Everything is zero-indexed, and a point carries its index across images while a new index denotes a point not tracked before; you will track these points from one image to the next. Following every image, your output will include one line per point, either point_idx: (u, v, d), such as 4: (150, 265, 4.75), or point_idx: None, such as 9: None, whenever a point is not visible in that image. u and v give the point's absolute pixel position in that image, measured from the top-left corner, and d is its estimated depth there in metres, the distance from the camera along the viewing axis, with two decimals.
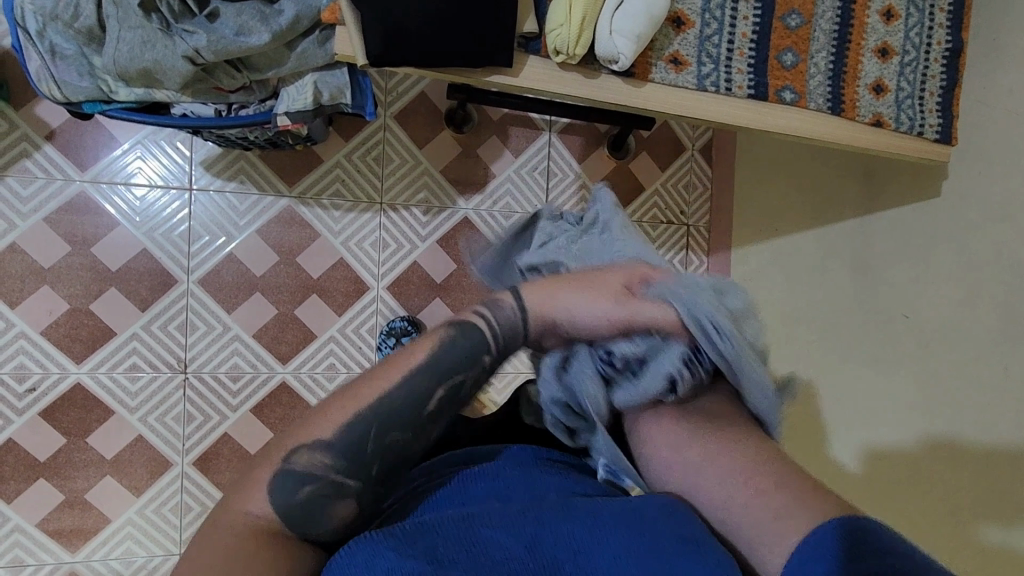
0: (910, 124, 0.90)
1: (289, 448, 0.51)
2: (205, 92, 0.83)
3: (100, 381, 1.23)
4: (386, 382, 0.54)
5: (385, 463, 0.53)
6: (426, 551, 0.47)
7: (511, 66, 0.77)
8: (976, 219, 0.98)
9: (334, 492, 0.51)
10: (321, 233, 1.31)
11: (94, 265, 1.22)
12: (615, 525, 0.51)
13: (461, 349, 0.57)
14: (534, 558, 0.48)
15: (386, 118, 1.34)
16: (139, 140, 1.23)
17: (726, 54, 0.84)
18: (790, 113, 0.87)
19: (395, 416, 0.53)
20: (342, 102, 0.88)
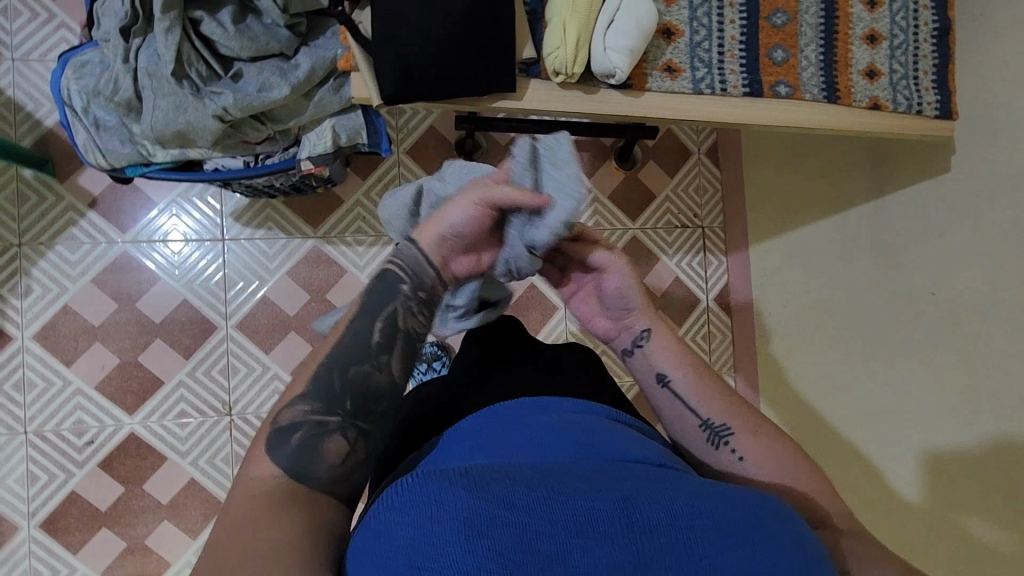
0: (908, 103, 0.91)
1: (277, 411, 0.59)
2: (233, 146, 0.89)
3: (152, 430, 1.28)
4: (340, 330, 0.62)
5: (356, 395, 0.60)
6: (497, 496, 0.47)
7: (515, 91, 0.81)
8: (989, 189, 0.98)
9: (318, 432, 0.57)
10: (347, 269, 1.37)
11: (139, 319, 1.29)
12: (696, 495, 0.50)
13: (379, 293, 0.63)
14: (627, 512, 0.47)
15: (400, 154, 1.41)
16: (172, 199, 1.31)
17: (718, 58, 0.87)
18: (786, 106, 0.89)
19: (351, 352, 0.61)
20: (359, 142, 0.94)
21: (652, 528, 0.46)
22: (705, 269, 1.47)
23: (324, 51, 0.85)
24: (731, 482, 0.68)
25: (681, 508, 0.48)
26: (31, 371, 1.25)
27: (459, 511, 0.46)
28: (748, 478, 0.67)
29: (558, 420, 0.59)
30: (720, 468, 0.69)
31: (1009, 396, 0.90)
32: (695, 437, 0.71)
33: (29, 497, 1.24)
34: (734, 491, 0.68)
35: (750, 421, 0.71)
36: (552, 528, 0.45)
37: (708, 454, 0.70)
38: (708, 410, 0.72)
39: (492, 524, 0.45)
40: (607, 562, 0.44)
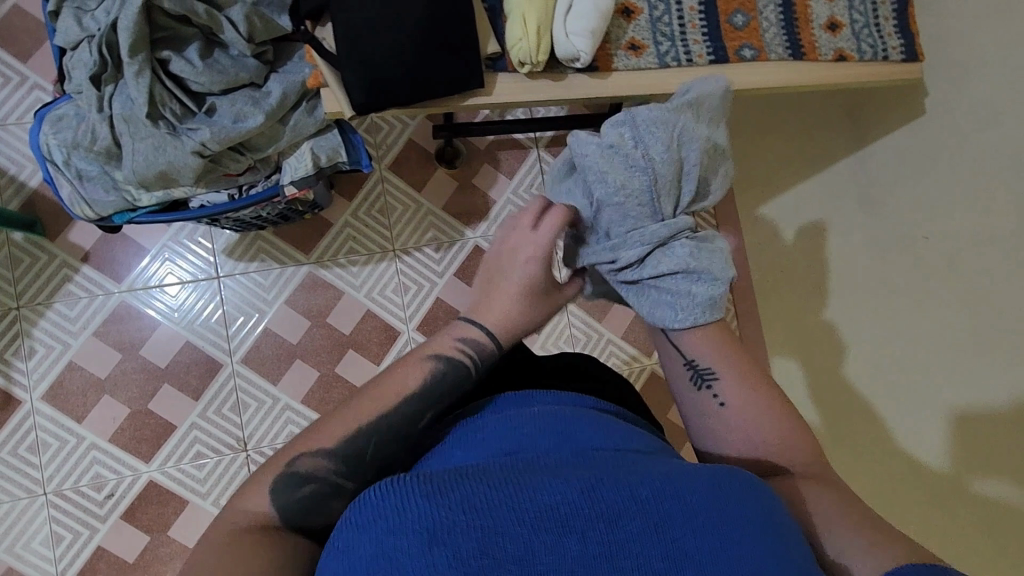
0: (873, 51, 0.91)
1: (299, 451, 0.64)
2: (216, 180, 0.90)
3: (171, 475, 1.28)
4: (384, 402, 0.67)
5: (380, 468, 0.65)
6: (457, 500, 0.50)
7: (483, 86, 0.82)
8: (968, 125, 0.98)
9: (331, 493, 0.62)
10: (344, 290, 1.39)
11: (145, 366, 1.29)
12: (651, 480, 0.53)
13: (445, 381, 0.71)
14: (590, 502, 0.50)
15: (382, 170, 1.42)
16: (163, 244, 1.32)
17: (679, 30, 0.88)
18: (754, 68, 0.89)
19: (393, 429, 0.66)
20: (340, 160, 0.94)
21: (614, 515, 0.50)
22: None
23: (294, 75, 0.86)
24: (707, 416, 0.73)
25: (642, 492, 0.51)
26: (44, 431, 1.25)
27: (420, 521, 0.49)
28: (723, 419, 0.71)
29: (532, 414, 0.63)
30: (697, 405, 0.73)
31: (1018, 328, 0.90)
32: (680, 374, 0.75)
33: (56, 558, 1.24)
34: (704, 424, 0.73)
35: (738, 370, 0.73)
36: (515, 526, 0.49)
37: (687, 391, 0.74)
38: (699, 351, 0.74)
39: (454, 530, 0.49)
40: (571, 553, 0.48)
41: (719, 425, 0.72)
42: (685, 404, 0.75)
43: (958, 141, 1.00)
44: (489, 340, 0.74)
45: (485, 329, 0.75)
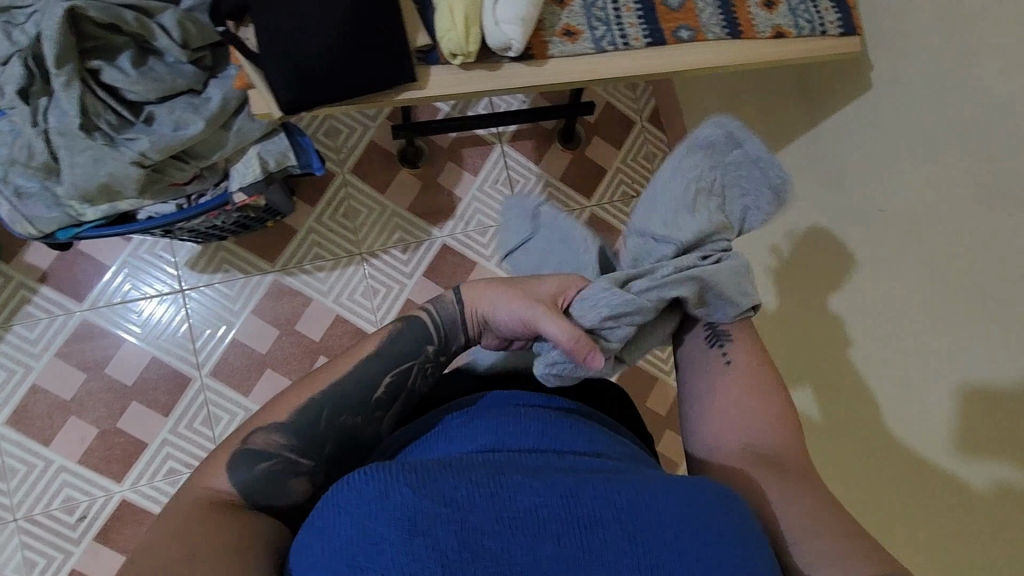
0: (811, 26, 0.91)
1: (254, 429, 0.64)
2: (163, 190, 0.88)
3: (144, 494, 1.26)
4: (345, 368, 0.68)
5: (337, 443, 0.66)
6: (440, 493, 0.50)
7: (416, 79, 0.80)
8: (912, 96, 0.99)
9: (289, 467, 0.63)
10: (312, 297, 1.38)
11: (111, 384, 1.27)
12: (631, 487, 0.54)
13: (402, 343, 0.71)
14: (569, 506, 0.51)
15: (344, 174, 1.41)
16: (123, 259, 1.30)
17: (614, 13, 0.87)
18: (692, 48, 0.89)
19: (349, 402, 0.67)
20: (289, 164, 0.93)
21: (590, 523, 0.51)
22: None
23: (232, 80, 0.85)
24: (709, 368, 0.77)
25: (622, 506, 0.52)
26: (10, 456, 1.23)
27: (402, 510, 0.49)
28: (723, 375, 0.76)
29: (521, 414, 0.64)
30: (704, 358, 0.78)
31: None
32: (698, 330, 0.80)
33: None
34: (699, 374, 0.78)
35: (750, 342, 0.78)
36: (494, 525, 0.50)
37: (698, 347, 0.79)
38: (721, 318, 0.79)
39: (436, 522, 0.49)
40: (545, 555, 0.49)
41: (719, 385, 0.76)
42: (689, 356, 0.80)
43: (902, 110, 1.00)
44: (460, 309, 0.74)
45: (457, 293, 0.75)
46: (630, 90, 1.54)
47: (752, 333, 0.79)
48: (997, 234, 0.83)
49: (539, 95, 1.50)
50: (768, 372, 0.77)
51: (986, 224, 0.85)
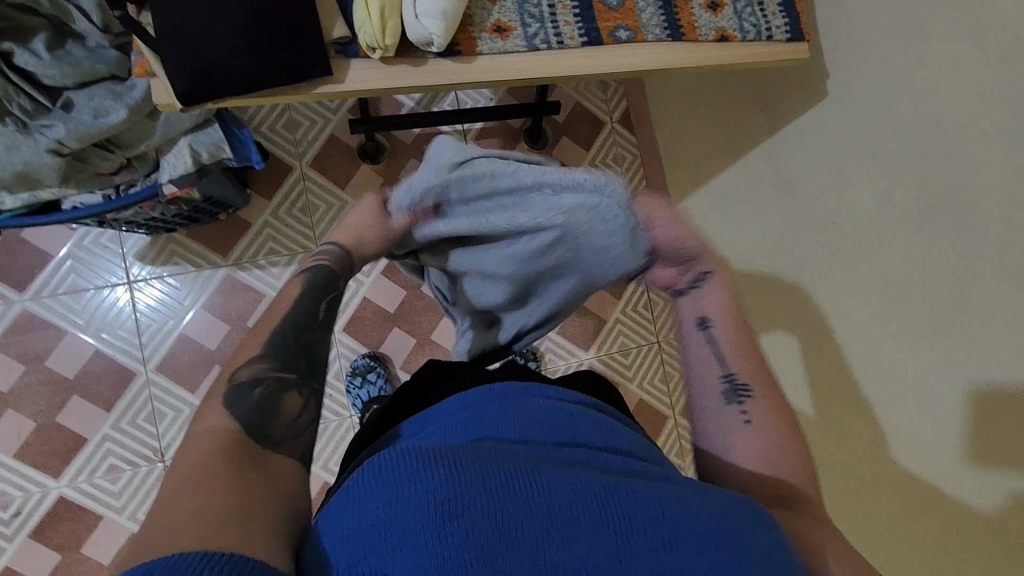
0: (756, 30, 0.88)
1: (234, 369, 0.62)
2: (88, 180, 0.84)
3: (83, 490, 1.23)
4: (284, 307, 0.69)
5: (311, 360, 0.68)
6: (477, 477, 0.45)
7: (330, 73, 0.78)
8: None
9: (279, 386, 0.63)
10: (264, 293, 1.34)
11: (52, 378, 1.24)
12: (672, 492, 0.48)
13: (324, 274, 0.73)
14: (611, 503, 0.45)
15: (303, 168, 1.37)
16: (67, 249, 1.26)
17: (549, 11, 0.84)
18: (629, 50, 0.86)
19: (301, 322, 0.69)
20: (224, 157, 0.91)
21: (633, 526, 0.44)
22: None
23: None
24: (726, 433, 0.66)
25: (670, 512, 0.45)
26: None
27: (434, 491, 0.43)
28: (743, 443, 0.65)
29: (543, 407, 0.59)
30: (721, 420, 0.66)
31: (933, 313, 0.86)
32: (711, 386, 0.68)
33: None
34: (716, 440, 0.66)
35: (772, 394, 0.67)
36: (530, 518, 0.43)
37: (715, 407, 0.67)
38: (737, 364, 0.68)
39: (469, 508, 0.43)
40: (582, 556, 0.42)
41: (739, 443, 0.65)
42: (704, 420, 0.68)
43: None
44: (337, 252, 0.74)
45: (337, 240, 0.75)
46: (600, 91, 1.50)
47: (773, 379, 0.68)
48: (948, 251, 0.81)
49: (507, 93, 1.46)
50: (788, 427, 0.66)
51: (936, 239, 0.83)
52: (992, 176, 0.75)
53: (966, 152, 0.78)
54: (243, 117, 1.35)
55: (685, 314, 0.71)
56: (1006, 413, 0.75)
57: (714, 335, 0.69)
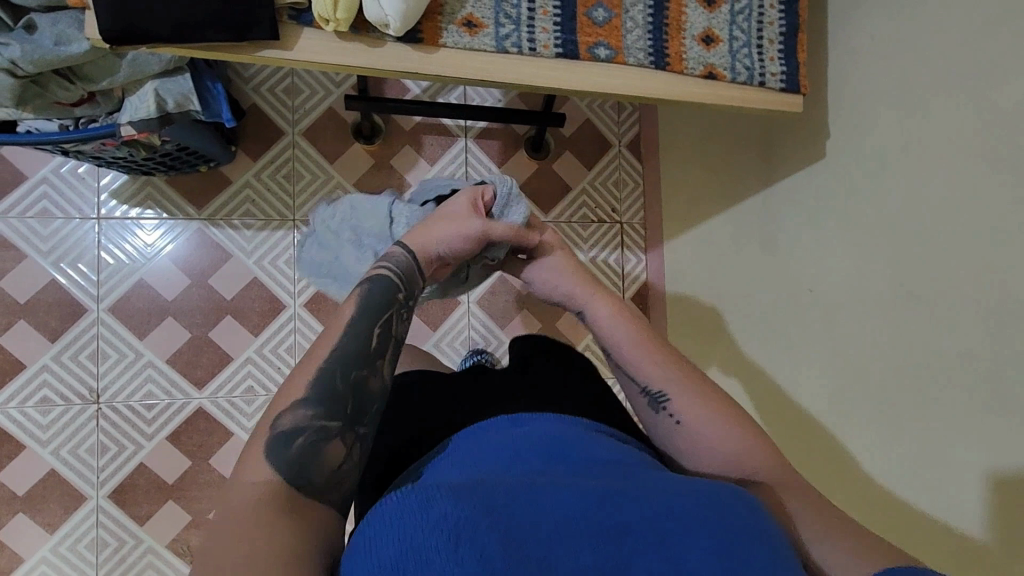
0: (748, 72, 0.86)
1: (277, 414, 0.58)
2: (46, 108, 0.83)
3: (12, 416, 1.22)
4: (336, 336, 0.64)
5: (358, 400, 0.61)
6: (483, 504, 0.46)
7: (277, 38, 0.75)
8: (857, 176, 0.94)
9: (322, 435, 0.57)
10: (232, 253, 1.31)
11: (2, 299, 1.23)
12: (656, 494, 0.51)
13: (372, 295, 0.68)
14: (600, 511, 0.48)
15: (295, 136, 1.34)
16: (43, 174, 1.25)
17: (528, 14, 0.81)
18: (606, 70, 0.84)
19: (352, 356, 0.62)
20: (192, 108, 0.89)
21: (630, 530, 0.47)
22: (622, 266, 1.43)
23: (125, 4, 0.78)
24: (675, 441, 0.69)
25: (659, 510, 0.48)
26: None
27: (442, 518, 0.45)
28: (689, 438, 0.67)
29: (530, 434, 0.61)
30: (658, 428, 0.70)
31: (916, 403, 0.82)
32: (637, 400, 0.73)
33: None
34: (671, 450, 0.69)
35: (697, 390, 0.70)
36: (536, 534, 0.45)
37: (647, 418, 0.71)
38: (652, 376, 0.72)
39: (479, 524, 0.45)
40: (587, 563, 0.44)
41: (683, 444, 0.68)
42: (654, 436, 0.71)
43: (853, 186, 0.95)
44: (411, 258, 0.73)
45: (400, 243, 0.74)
46: (613, 112, 1.45)
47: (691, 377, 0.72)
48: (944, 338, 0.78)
49: (516, 96, 1.42)
50: (734, 417, 0.68)
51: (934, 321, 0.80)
52: (991, 270, 0.72)
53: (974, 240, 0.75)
54: (246, 73, 1.33)
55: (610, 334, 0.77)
56: (978, 510, 0.73)
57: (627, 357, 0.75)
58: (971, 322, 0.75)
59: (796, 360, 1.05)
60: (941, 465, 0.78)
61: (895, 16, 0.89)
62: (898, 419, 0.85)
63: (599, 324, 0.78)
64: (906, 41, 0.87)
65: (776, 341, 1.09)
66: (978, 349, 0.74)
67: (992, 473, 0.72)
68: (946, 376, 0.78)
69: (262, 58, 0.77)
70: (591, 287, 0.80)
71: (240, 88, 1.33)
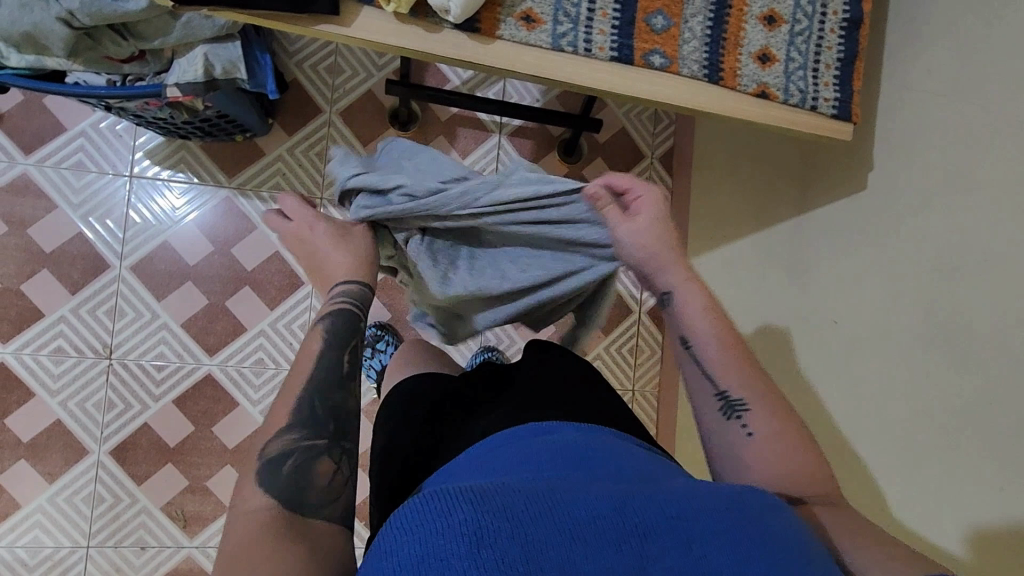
0: (801, 95, 0.85)
1: (263, 442, 0.61)
2: (97, 61, 0.84)
3: (25, 363, 1.23)
4: (309, 365, 0.68)
5: (339, 419, 0.65)
6: (500, 508, 0.46)
7: (336, 14, 0.75)
8: (897, 212, 0.93)
9: (309, 455, 0.60)
10: (257, 226, 1.32)
11: (28, 247, 1.24)
12: (678, 499, 0.50)
13: (339, 329, 0.71)
14: (622, 517, 0.47)
15: (331, 115, 1.35)
16: (81, 128, 1.27)
17: (587, 14, 0.81)
18: (659, 78, 0.83)
19: (330, 379, 0.67)
20: (238, 77, 0.89)
21: (650, 532, 0.46)
22: None
23: None
24: (734, 449, 0.67)
25: (677, 511, 0.48)
26: None
27: (462, 524, 0.45)
28: (752, 452, 0.66)
29: (553, 443, 0.60)
30: (726, 435, 0.68)
31: (937, 445, 0.80)
32: (708, 403, 0.70)
33: None
34: (726, 458, 0.67)
35: (772, 406, 0.68)
36: (553, 540, 0.45)
37: (716, 422, 0.68)
38: (727, 380, 0.70)
39: (498, 533, 0.44)
40: (609, 564, 0.44)
41: (748, 453, 0.66)
42: (709, 436, 0.69)
43: (892, 221, 0.94)
44: (368, 288, 0.75)
45: (342, 280, 0.74)
46: (651, 123, 1.43)
47: (760, 376, 0.70)
48: (974, 383, 0.76)
49: (555, 98, 1.41)
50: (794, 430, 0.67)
51: (962, 364, 0.78)
52: None
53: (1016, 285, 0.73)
54: (292, 48, 1.34)
55: (674, 331, 0.74)
56: (992, 560, 0.72)
57: (698, 355, 0.72)
58: (1002, 368, 0.73)
59: (811, 391, 1.03)
60: (957, 511, 0.77)
61: (955, 53, 0.88)
62: (914, 461, 0.83)
63: (684, 312, 0.74)
64: (964, 78, 0.86)
65: (793, 369, 1.08)
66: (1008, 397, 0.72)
67: (1011, 524, 0.70)
68: (972, 421, 0.76)
69: (317, 33, 0.77)
70: (681, 269, 0.75)
71: (284, 62, 1.33)
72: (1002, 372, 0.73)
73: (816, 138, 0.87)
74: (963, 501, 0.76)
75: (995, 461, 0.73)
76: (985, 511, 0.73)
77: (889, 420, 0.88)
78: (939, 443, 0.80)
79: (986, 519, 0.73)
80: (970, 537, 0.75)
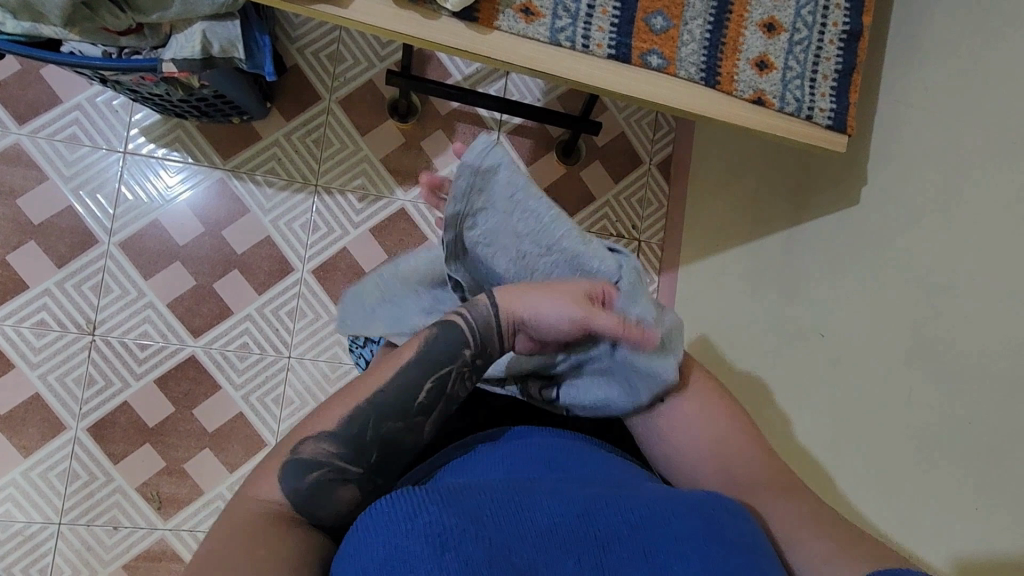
0: (796, 104, 0.85)
1: (301, 439, 0.58)
2: (94, 32, 0.83)
3: (7, 334, 1.22)
4: (385, 379, 0.61)
5: (385, 450, 0.60)
6: (467, 510, 0.46)
7: None
8: (887, 227, 0.93)
9: (340, 478, 0.57)
10: (250, 209, 1.31)
11: (16, 217, 1.23)
12: (650, 505, 0.50)
13: (438, 346, 0.63)
14: (588, 524, 0.47)
15: (330, 102, 1.34)
16: (77, 101, 1.26)
17: (586, 11, 0.81)
18: (656, 78, 0.83)
19: (389, 406, 0.60)
20: (236, 56, 0.89)
21: (612, 540, 0.46)
22: None
23: None
24: (655, 422, 0.70)
25: (639, 519, 0.48)
26: None
27: (430, 525, 0.43)
28: (671, 423, 0.69)
29: (527, 447, 0.60)
30: (644, 417, 0.70)
31: (915, 460, 0.80)
32: (623, 388, 0.72)
33: None
34: (650, 431, 0.70)
35: (676, 371, 0.72)
36: (520, 546, 0.45)
37: (635, 404, 0.71)
38: None
39: (465, 536, 0.44)
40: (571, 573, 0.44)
41: (670, 433, 0.69)
42: (632, 420, 0.71)
43: (881, 236, 0.94)
44: (496, 317, 0.65)
45: (492, 296, 0.66)
46: (650, 129, 1.43)
47: None
48: (955, 399, 0.77)
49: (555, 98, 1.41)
50: (709, 395, 0.70)
51: (944, 381, 0.78)
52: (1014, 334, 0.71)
53: (1002, 303, 0.73)
54: (293, 34, 1.33)
55: None
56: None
57: None
58: (982, 385, 0.74)
59: (793, 403, 1.03)
60: (931, 526, 0.77)
61: (952, 71, 0.88)
62: (894, 477, 0.83)
63: None
64: (960, 97, 0.86)
65: (776, 381, 1.08)
66: (988, 415, 0.73)
67: (984, 540, 0.71)
68: (951, 437, 0.76)
69: (314, 12, 0.76)
70: None
71: (285, 47, 1.33)
72: (983, 389, 0.73)
73: (810, 148, 0.87)
74: (938, 520, 0.76)
75: (975, 481, 0.73)
76: (959, 528, 0.74)
77: (868, 433, 0.88)
78: (920, 460, 0.80)
79: (962, 540, 0.73)
80: (944, 557, 0.75)
